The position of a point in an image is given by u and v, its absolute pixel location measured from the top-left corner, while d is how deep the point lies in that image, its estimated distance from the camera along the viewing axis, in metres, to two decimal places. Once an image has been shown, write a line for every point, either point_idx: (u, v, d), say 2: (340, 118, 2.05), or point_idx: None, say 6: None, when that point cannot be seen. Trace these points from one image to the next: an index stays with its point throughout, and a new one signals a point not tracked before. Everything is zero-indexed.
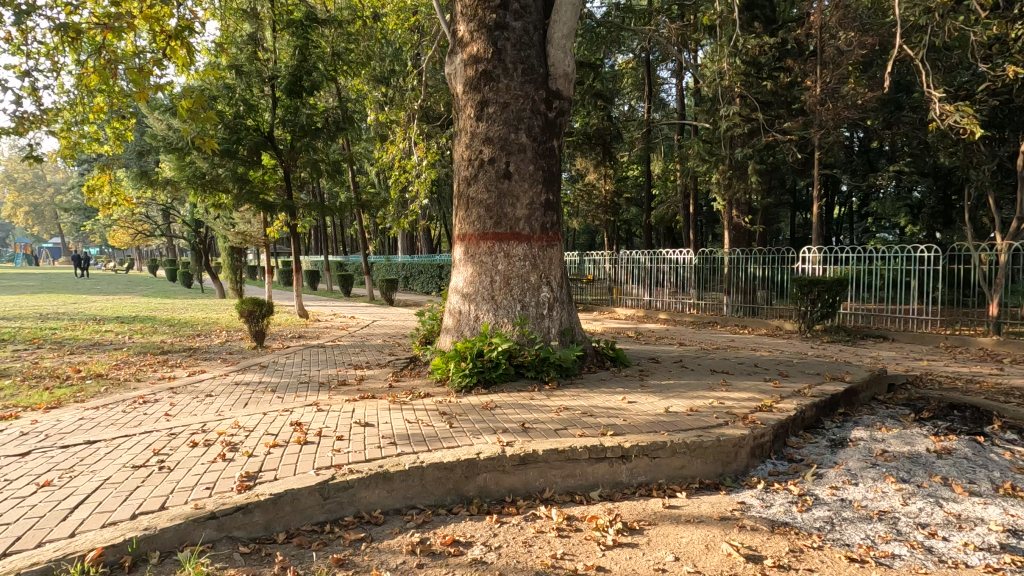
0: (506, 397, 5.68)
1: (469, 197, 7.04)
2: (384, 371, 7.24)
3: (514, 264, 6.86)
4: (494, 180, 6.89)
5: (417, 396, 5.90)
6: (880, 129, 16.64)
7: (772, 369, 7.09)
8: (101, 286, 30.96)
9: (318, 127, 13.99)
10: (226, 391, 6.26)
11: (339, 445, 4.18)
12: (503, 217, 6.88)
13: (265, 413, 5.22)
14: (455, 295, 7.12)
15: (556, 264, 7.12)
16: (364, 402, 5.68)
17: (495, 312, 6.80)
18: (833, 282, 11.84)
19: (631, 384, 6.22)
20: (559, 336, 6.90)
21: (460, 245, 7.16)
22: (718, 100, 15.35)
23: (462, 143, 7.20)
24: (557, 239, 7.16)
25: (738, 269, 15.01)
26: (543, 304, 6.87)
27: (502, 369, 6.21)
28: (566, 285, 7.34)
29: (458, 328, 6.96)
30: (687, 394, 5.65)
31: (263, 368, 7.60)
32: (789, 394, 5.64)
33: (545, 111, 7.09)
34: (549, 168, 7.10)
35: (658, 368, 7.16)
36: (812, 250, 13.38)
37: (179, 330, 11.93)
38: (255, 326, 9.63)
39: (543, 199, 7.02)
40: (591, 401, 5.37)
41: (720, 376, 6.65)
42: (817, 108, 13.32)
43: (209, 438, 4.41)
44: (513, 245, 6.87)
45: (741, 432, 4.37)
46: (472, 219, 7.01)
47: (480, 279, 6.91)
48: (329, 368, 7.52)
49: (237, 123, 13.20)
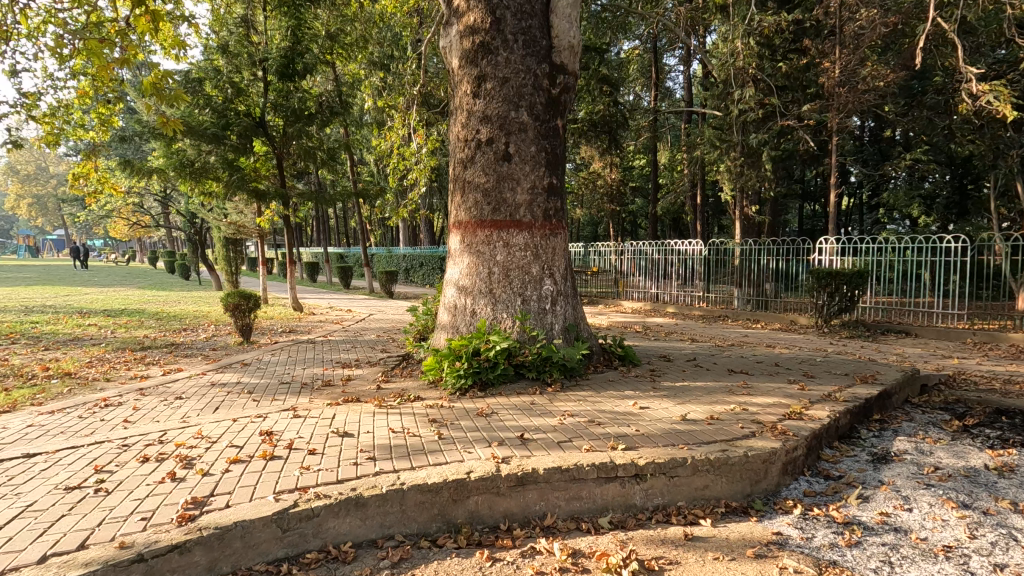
0: (504, 400, 5.13)
1: (466, 181, 6.47)
2: (373, 370, 6.70)
3: (515, 254, 6.29)
4: (492, 163, 6.32)
5: (406, 399, 5.35)
6: (900, 115, 15.96)
7: (794, 369, 6.51)
8: (98, 278, 30.54)
9: (312, 113, 13.39)
10: (199, 392, 5.73)
11: (309, 460, 3.64)
12: (503, 203, 6.31)
13: (235, 420, 4.68)
14: (451, 289, 6.56)
15: (560, 254, 6.54)
16: (346, 406, 5.15)
17: (493, 307, 6.24)
18: (853, 274, 11.17)
19: (643, 386, 5.66)
20: (563, 333, 6.33)
21: (456, 234, 6.59)
22: (729, 84, 14.67)
23: (458, 122, 6.61)
24: (561, 228, 6.58)
25: (748, 262, 14.38)
26: (546, 298, 6.30)
27: (500, 369, 5.65)
28: (570, 277, 6.76)
29: (454, 325, 6.40)
30: (705, 399, 5.09)
31: (244, 367, 7.07)
32: (819, 400, 5.08)
33: (548, 88, 6.49)
34: (552, 150, 6.51)
35: (670, 367, 6.61)
36: (829, 240, 12.73)
37: (166, 324, 11.42)
38: (242, 320, 9.13)
39: (547, 183, 6.43)
40: (599, 406, 4.81)
41: (739, 377, 6.10)
42: (834, 92, 12.65)
43: (164, 451, 3.88)
44: (513, 233, 6.29)
45: (772, 446, 3.81)
46: (468, 205, 6.46)
47: (478, 272, 6.35)
48: (315, 367, 7.00)
49: (225, 107, 12.58)
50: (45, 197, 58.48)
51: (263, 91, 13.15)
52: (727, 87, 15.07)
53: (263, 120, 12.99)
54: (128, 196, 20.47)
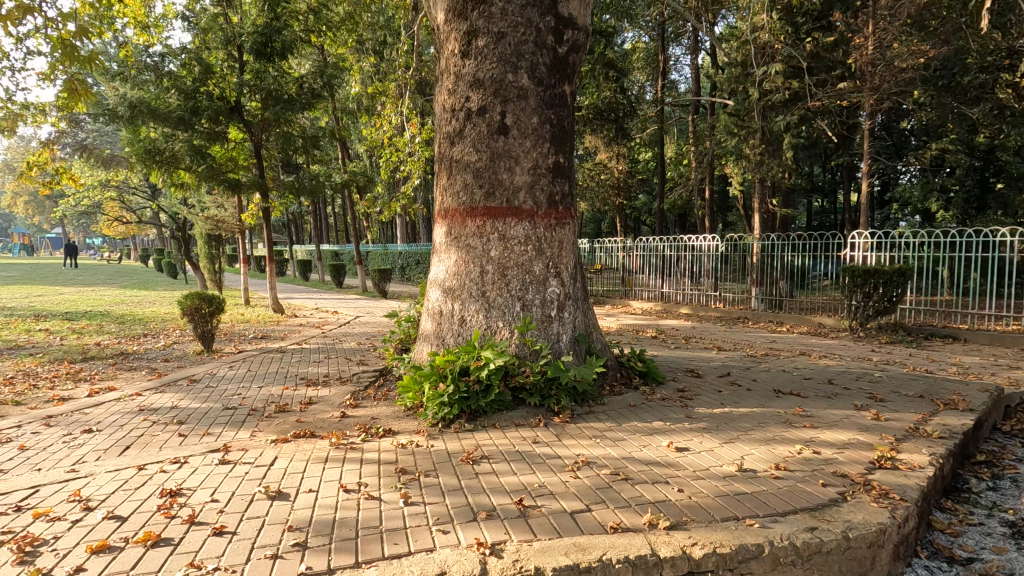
0: (498, 440, 3.95)
1: (453, 159, 5.32)
2: (343, 389, 5.55)
3: (512, 251, 5.12)
4: (485, 137, 5.17)
5: (374, 433, 4.20)
6: (934, 100, 14.71)
7: (855, 389, 5.31)
8: (81, 276, 29.35)
9: (290, 96, 12.07)
10: (119, 422, 4.59)
11: (206, 551, 2.50)
12: (498, 186, 5.15)
13: (141, 468, 3.54)
14: (436, 291, 5.40)
15: (568, 249, 5.35)
16: (295, 445, 4.00)
17: (486, 314, 5.08)
18: (894, 273, 9.87)
19: (674, 415, 4.48)
20: (573, 346, 5.15)
21: (442, 225, 5.44)
22: (749, 66, 13.45)
23: (444, 88, 5.46)
24: (568, 216, 5.39)
25: (770, 258, 13.33)
26: (550, 303, 5.13)
27: (495, 393, 4.48)
28: (580, 277, 5.58)
29: (439, 335, 5.25)
30: (759, 438, 3.90)
31: (190, 386, 5.90)
32: (908, 436, 3.91)
33: (553, 45, 5.27)
34: (558, 122, 5.33)
35: (703, 388, 5.41)
36: (863, 234, 11.36)
37: (128, 329, 10.25)
38: (202, 326, 7.96)
39: (552, 161, 5.24)
40: (625, 450, 3.64)
41: (791, 400, 4.90)
42: (867, 71, 11.43)
43: (10, 528, 2.76)
44: (511, 223, 5.13)
45: (880, 521, 2.67)
46: (456, 189, 5.31)
47: (467, 272, 5.20)
48: (274, 386, 5.81)
49: (195, 89, 11.29)
50: (35, 194, 57.17)
51: (238, 70, 11.87)
52: (746, 69, 13.84)
53: (238, 103, 11.75)
54: (104, 190, 19.25)
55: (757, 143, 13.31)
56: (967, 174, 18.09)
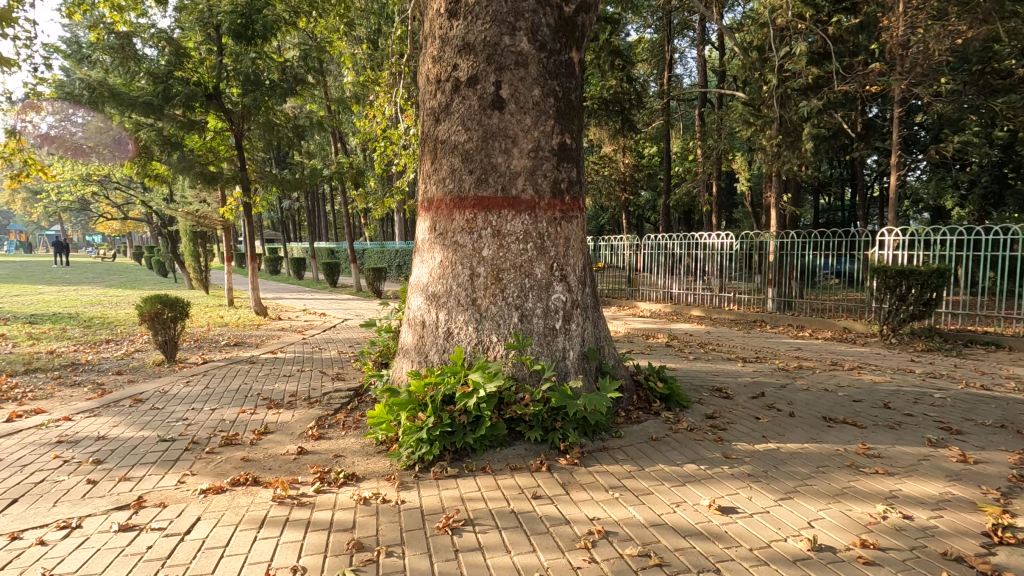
0: (488, 493, 3.09)
1: (438, 141, 4.45)
2: (308, 413, 4.69)
3: (509, 251, 4.25)
4: (476, 112, 4.30)
5: (334, 480, 3.34)
6: (964, 89, 13.80)
7: (919, 416, 4.44)
8: (69, 275, 28.44)
9: (271, 81, 11.17)
10: (23, 461, 3.73)
11: None
12: (492, 171, 4.27)
13: (12, 540, 2.68)
14: (418, 297, 4.53)
15: (576, 247, 4.47)
16: (229, 498, 3.13)
17: (477, 327, 4.21)
18: (932, 273, 8.98)
19: (711, 455, 3.61)
20: (581, 365, 4.29)
21: (426, 218, 4.57)
22: (766, 51, 12.54)
23: (428, 55, 4.57)
24: (576, 208, 4.50)
25: (789, 257, 12.37)
26: (555, 313, 4.26)
27: (486, 427, 3.62)
28: (589, 281, 4.71)
29: (421, 351, 4.39)
30: (825, 493, 3.02)
31: (132, 408, 5.03)
32: (1017, 489, 3.05)
33: (558, 3, 4.39)
34: (565, 96, 4.45)
35: (737, 415, 4.53)
36: (893, 232, 10.20)
37: (93, 334, 9.40)
38: (163, 334, 7.12)
39: (556, 142, 4.36)
40: (654, 514, 2.78)
41: (849, 433, 4.03)
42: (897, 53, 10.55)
43: None
44: (507, 218, 4.26)
45: None
46: (441, 176, 4.43)
47: (454, 275, 4.32)
48: (228, 409, 4.90)
49: (167, 73, 10.40)
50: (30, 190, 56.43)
51: (216, 53, 10.97)
52: (762, 54, 12.93)
53: (217, 88, 10.85)
54: (85, 184, 18.37)
55: (775, 133, 12.37)
56: (989, 169, 17.25)
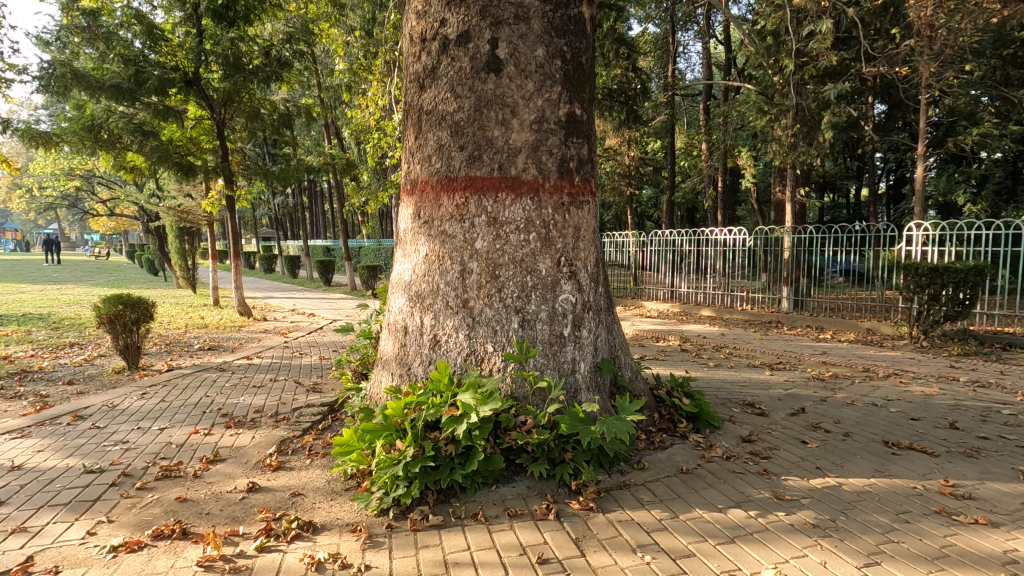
0: (480, 556, 2.37)
1: (423, 112, 3.74)
2: (270, 435, 3.97)
3: (507, 243, 3.52)
4: (468, 76, 3.58)
5: (284, 531, 2.63)
6: (989, 76, 13.08)
7: (997, 439, 3.72)
8: (58, 273, 27.71)
9: (253, 66, 10.43)
10: None
11: None
12: (487, 146, 3.55)
13: None
14: (400, 298, 3.80)
15: (587, 239, 3.73)
16: (143, 560, 2.41)
17: (468, 334, 3.49)
18: (969, 271, 8.22)
19: (761, 496, 2.90)
20: (593, 380, 3.57)
21: (409, 203, 3.84)
22: (781, 36, 11.78)
23: (413, 10, 3.84)
24: (588, 192, 3.77)
25: (806, 254, 11.62)
26: (562, 317, 3.53)
27: (479, 461, 2.91)
28: (603, 279, 3.98)
29: (402, 362, 3.68)
30: (920, 556, 2.31)
31: (67, 428, 4.30)
32: None
33: None
34: (574, 58, 3.72)
35: (779, 437, 3.81)
36: (923, 225, 9.37)
37: (57, 336, 8.67)
38: (124, 339, 6.41)
39: (564, 112, 3.64)
40: None
41: (922, 463, 3.31)
42: (925, 35, 9.79)
43: None
44: (505, 202, 3.53)
45: None
46: (427, 153, 3.71)
47: (442, 271, 3.59)
48: (179, 429, 4.18)
49: (140, 56, 9.67)
50: None
51: (195, 38, 10.25)
52: (776, 40, 12.18)
53: (197, 74, 10.11)
54: (68, 179, 17.62)
55: (791, 122, 11.62)
56: (1008, 162, 16.55)
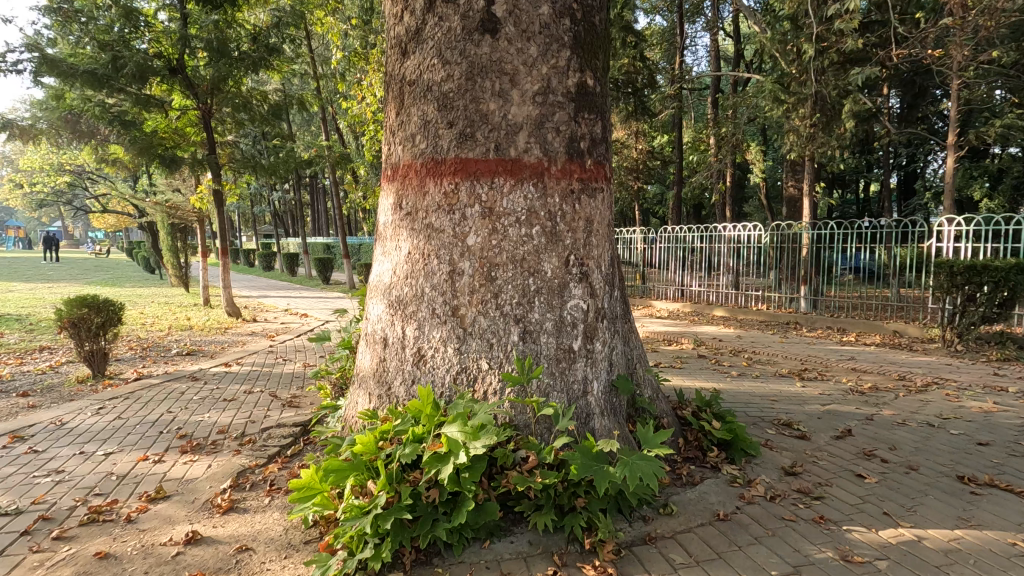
0: None
1: (405, 82, 3.15)
2: (229, 464, 3.39)
3: (505, 239, 2.93)
4: (458, 38, 2.98)
5: None
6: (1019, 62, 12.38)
7: None
8: (54, 271, 27.24)
9: (240, 52, 9.83)
10: None
11: None
12: (481, 122, 2.95)
13: None
14: (379, 304, 3.21)
15: (601, 233, 3.13)
16: None
17: (458, 348, 2.90)
18: (1011, 269, 7.56)
19: (824, 557, 2.31)
20: (608, 403, 2.98)
21: (390, 191, 3.25)
22: (799, 20, 11.11)
23: None
24: (601, 178, 3.17)
25: (826, 251, 10.97)
26: (571, 327, 2.93)
27: (468, 509, 2.36)
28: (618, 282, 3.38)
29: (380, 380, 3.10)
30: None
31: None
32: None
33: None
34: (586, 18, 3.12)
35: (829, 469, 3.21)
36: (955, 220, 8.69)
37: (28, 339, 8.12)
38: (89, 345, 5.87)
39: (574, 83, 3.04)
40: None
41: (1012, 508, 2.71)
42: (958, 15, 9.11)
43: None
44: (503, 189, 2.94)
45: None
46: (410, 131, 3.12)
47: (427, 272, 3.00)
48: (126, 456, 3.61)
49: (118, 40, 9.08)
50: None
51: (179, 23, 9.69)
52: (795, 25, 11.51)
53: (181, 62, 9.57)
54: (57, 173, 17.07)
55: (810, 112, 10.97)
56: None
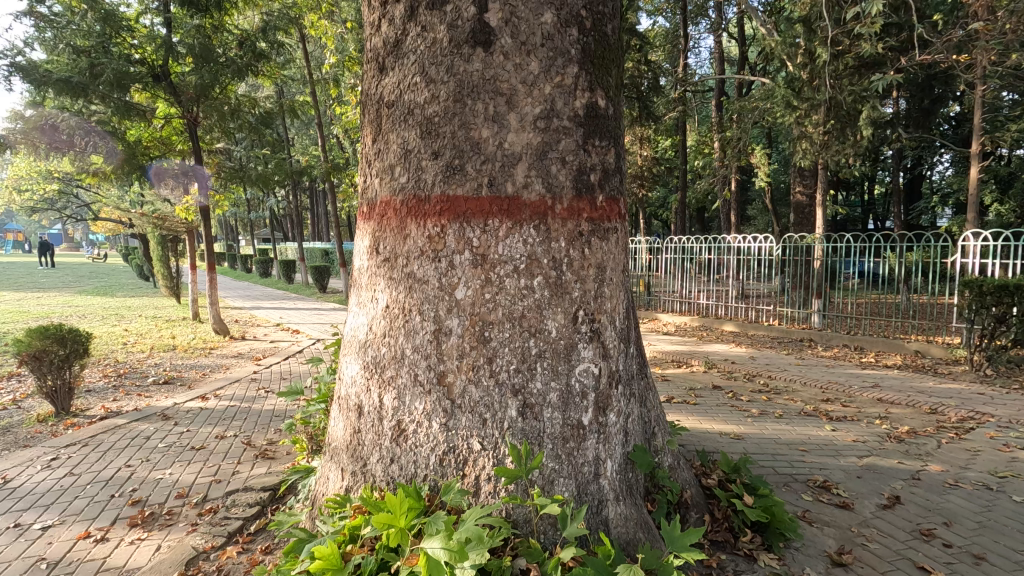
0: None
1: (383, 103, 2.67)
2: (182, 544, 2.91)
3: (500, 292, 2.45)
4: (445, 52, 2.50)
5: None
6: None
7: None
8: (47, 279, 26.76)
9: (226, 58, 9.36)
10: None
11: None
12: (472, 153, 2.47)
13: None
14: (354, 363, 2.73)
15: (614, 281, 2.65)
16: None
17: (444, 423, 2.43)
18: None
19: None
20: (623, 486, 2.50)
21: (366, 230, 2.78)
22: (812, 22, 10.59)
23: None
24: (613, 215, 2.68)
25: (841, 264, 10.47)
26: (579, 398, 2.45)
27: None
28: (633, 333, 2.90)
29: (353, 455, 2.63)
30: None
31: None
32: None
33: None
34: (596, 27, 2.64)
35: (882, 557, 2.74)
36: (982, 234, 8.18)
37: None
38: (55, 379, 5.42)
39: (582, 104, 2.56)
40: None
41: None
42: (984, 18, 8.62)
43: None
44: (498, 233, 2.46)
45: None
46: (388, 162, 2.65)
47: (408, 331, 2.53)
48: (66, 530, 3.14)
49: (95, 46, 8.62)
50: None
51: (163, 27, 9.20)
52: (807, 28, 10.99)
53: (165, 68, 9.13)
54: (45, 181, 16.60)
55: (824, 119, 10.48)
56: None
